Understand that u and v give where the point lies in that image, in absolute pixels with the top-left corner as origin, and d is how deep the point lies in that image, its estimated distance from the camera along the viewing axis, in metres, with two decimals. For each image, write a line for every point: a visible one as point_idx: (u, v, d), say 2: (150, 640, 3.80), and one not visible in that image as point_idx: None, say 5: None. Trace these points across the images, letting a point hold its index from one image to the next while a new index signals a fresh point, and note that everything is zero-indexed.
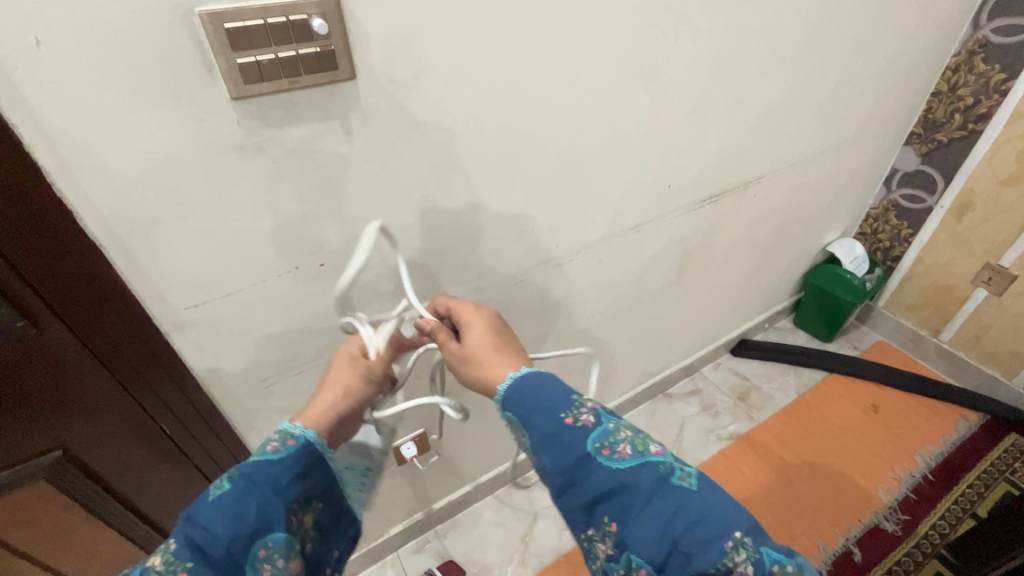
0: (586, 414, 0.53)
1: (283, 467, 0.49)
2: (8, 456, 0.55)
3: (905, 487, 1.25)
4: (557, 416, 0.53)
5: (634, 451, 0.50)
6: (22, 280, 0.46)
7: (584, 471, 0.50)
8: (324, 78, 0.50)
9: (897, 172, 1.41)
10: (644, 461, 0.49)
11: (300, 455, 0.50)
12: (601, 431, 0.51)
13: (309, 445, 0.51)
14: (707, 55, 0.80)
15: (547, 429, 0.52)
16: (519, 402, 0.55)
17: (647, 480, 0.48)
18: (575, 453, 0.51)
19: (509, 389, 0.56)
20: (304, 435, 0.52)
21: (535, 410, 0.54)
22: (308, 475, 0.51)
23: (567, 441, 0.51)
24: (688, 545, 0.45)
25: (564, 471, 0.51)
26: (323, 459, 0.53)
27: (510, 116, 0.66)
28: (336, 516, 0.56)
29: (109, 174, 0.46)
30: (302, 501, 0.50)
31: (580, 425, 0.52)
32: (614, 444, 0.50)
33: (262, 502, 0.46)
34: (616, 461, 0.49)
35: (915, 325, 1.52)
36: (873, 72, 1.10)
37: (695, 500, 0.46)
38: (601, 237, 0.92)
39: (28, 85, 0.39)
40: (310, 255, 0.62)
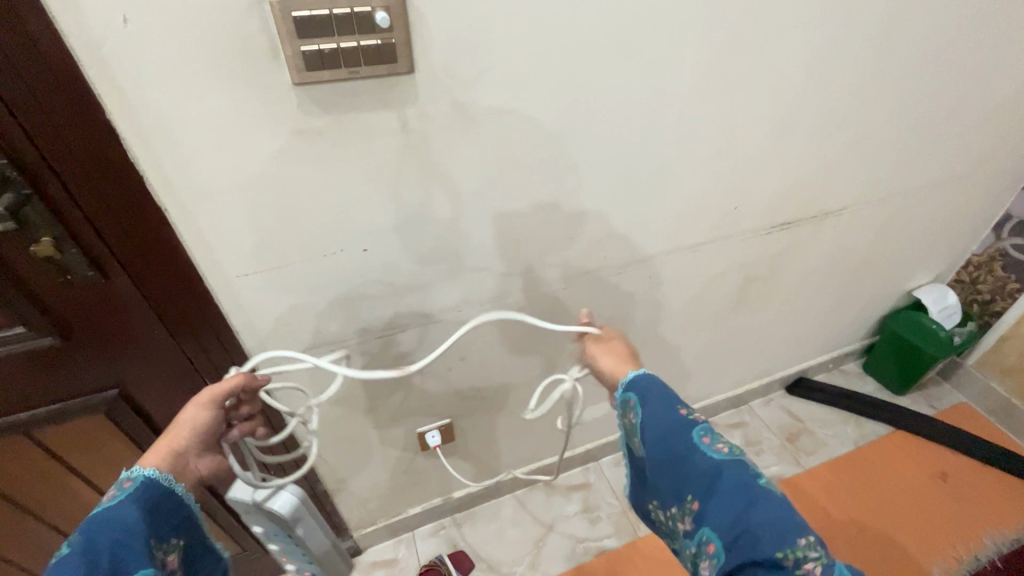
0: (698, 414, 0.58)
1: (128, 506, 0.48)
2: (74, 387, 0.61)
3: (966, 569, 1.12)
4: (673, 404, 0.58)
5: (730, 450, 0.54)
6: (96, 233, 0.51)
7: (682, 452, 0.55)
8: (383, 70, 0.50)
9: (1010, 219, 1.24)
10: (737, 461, 0.53)
11: (143, 492, 0.50)
12: (706, 427, 0.56)
13: (151, 481, 0.52)
14: (792, 72, 0.74)
15: (660, 413, 0.57)
16: (644, 386, 0.60)
17: (736, 472, 0.52)
18: (680, 438, 0.56)
19: (636, 377, 0.61)
20: (141, 474, 0.52)
21: (652, 394, 0.59)
22: (157, 511, 0.51)
23: (673, 426, 0.56)
24: (757, 530, 0.48)
25: (660, 449, 0.56)
26: (170, 495, 0.53)
27: (570, 122, 0.64)
28: (194, 552, 0.55)
29: (179, 145, 0.49)
30: (160, 538, 0.50)
31: (691, 418, 0.57)
32: (714, 440, 0.55)
33: (114, 541, 0.45)
34: (712, 453, 0.54)
35: (1008, 392, 1.35)
36: (993, 104, 0.98)
37: (777, 498, 0.50)
38: (655, 254, 0.88)
39: (114, 56, 0.43)
40: (357, 239, 0.64)
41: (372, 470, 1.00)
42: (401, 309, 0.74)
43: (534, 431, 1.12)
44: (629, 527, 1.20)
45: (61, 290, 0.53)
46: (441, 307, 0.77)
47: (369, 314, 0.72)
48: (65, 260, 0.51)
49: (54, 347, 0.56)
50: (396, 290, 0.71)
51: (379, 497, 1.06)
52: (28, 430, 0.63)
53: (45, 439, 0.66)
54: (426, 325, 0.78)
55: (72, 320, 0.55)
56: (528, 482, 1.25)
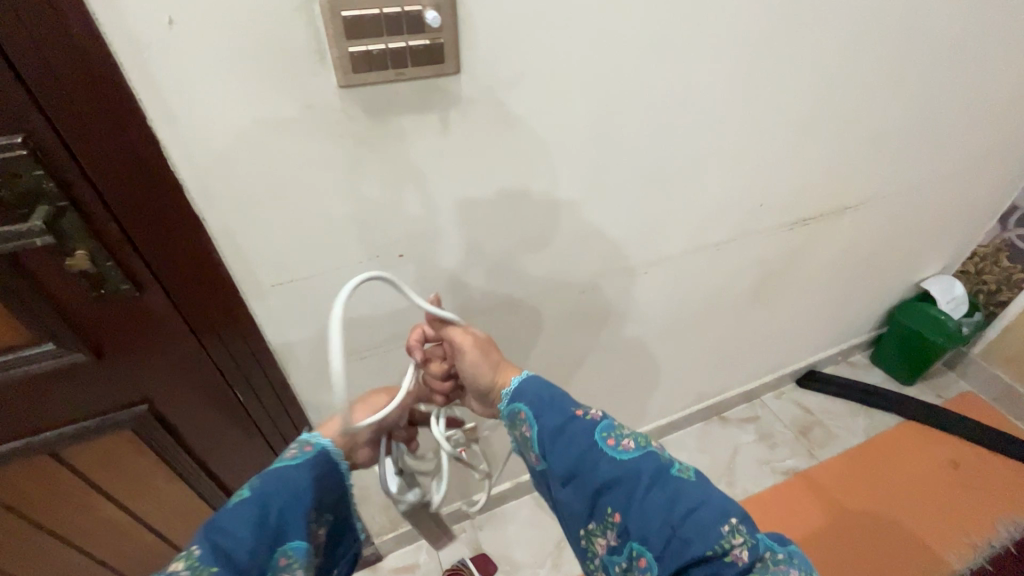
0: (594, 409, 0.52)
1: (300, 473, 0.47)
2: (101, 403, 0.59)
3: (982, 555, 1.14)
4: (567, 408, 0.52)
5: (637, 443, 0.49)
6: (132, 245, 0.49)
7: (590, 461, 0.49)
8: (429, 71, 0.49)
9: (1017, 209, 1.26)
10: (647, 453, 0.49)
11: (315, 463, 0.48)
12: (607, 423, 0.51)
13: (327, 454, 0.50)
14: (821, 68, 0.73)
15: (556, 422, 0.51)
16: (532, 396, 0.54)
17: (649, 470, 0.47)
18: (581, 445, 0.50)
19: (522, 384, 0.55)
20: (321, 443, 0.50)
21: (546, 403, 0.53)
22: (323, 483, 0.49)
23: (574, 433, 0.50)
24: (686, 531, 0.44)
25: (568, 463, 0.50)
26: (338, 470, 0.51)
27: (607, 121, 0.63)
28: (337, 526, 0.53)
29: (219, 150, 0.47)
30: (319, 511, 0.48)
31: (589, 417, 0.51)
32: (619, 436, 0.50)
33: (281, 509, 0.44)
34: (620, 453, 0.48)
35: (1013, 380, 1.37)
36: (1007, 97, 0.98)
37: (695, 489, 0.46)
38: (680, 252, 0.87)
39: (158, 62, 0.41)
40: (391, 244, 0.62)
41: None
42: None
43: None
44: None
45: (93, 304, 0.50)
46: (471, 310, 0.75)
47: (400, 320, 0.71)
48: (100, 274, 0.48)
49: (83, 364, 0.54)
50: (426, 295, 0.70)
51: None
52: (54, 450, 0.60)
53: (70, 457, 0.63)
54: None
55: (103, 335, 0.53)
56: None
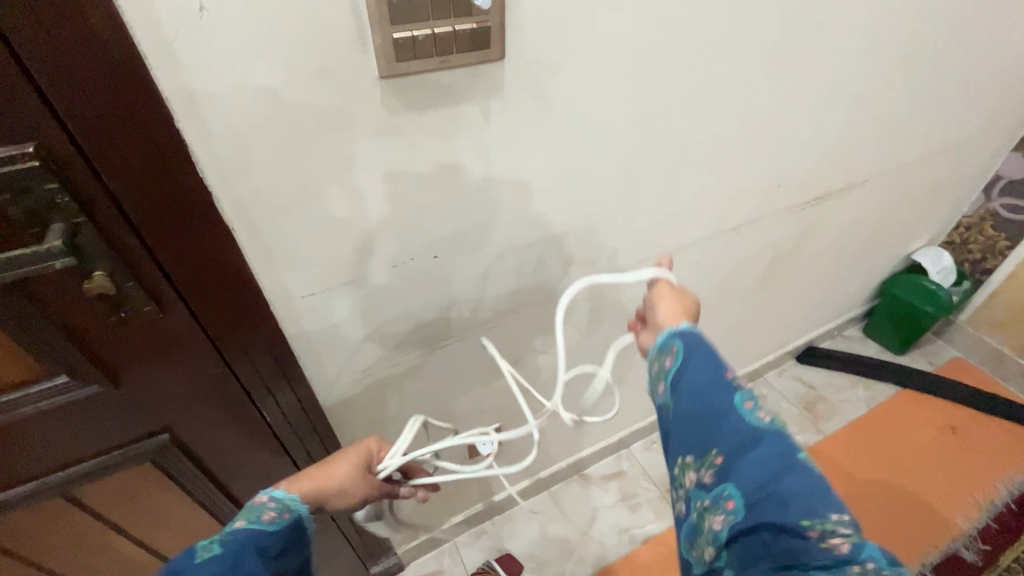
0: (749, 376, 0.45)
1: (274, 537, 0.46)
2: (118, 435, 0.54)
3: (986, 515, 1.19)
4: (717, 361, 0.45)
5: (775, 420, 0.42)
6: (154, 261, 0.44)
7: (718, 407, 0.43)
8: (475, 58, 0.45)
9: (1000, 180, 1.30)
10: (787, 433, 0.41)
11: (290, 530, 0.48)
12: (752, 389, 0.44)
13: (297, 519, 0.49)
14: (844, 45, 0.72)
15: (701, 370, 0.45)
16: (688, 339, 0.47)
17: (780, 440, 0.40)
18: (715, 395, 0.44)
19: (691, 326, 0.48)
20: (298, 509, 0.49)
21: (704, 350, 0.46)
22: (292, 551, 0.48)
23: (714, 379, 0.44)
24: (789, 496, 0.37)
25: (693, 397, 0.44)
26: (303, 535, 0.50)
27: (644, 106, 0.60)
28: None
29: (250, 153, 0.43)
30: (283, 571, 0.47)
31: (737, 383, 0.44)
32: (759, 404, 0.43)
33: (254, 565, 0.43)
34: (758, 416, 0.42)
35: (999, 344, 1.43)
36: (1003, 69, 1.00)
37: (823, 478, 0.38)
38: (701, 238, 0.86)
39: (187, 52, 0.36)
40: (425, 246, 0.58)
41: None
42: (461, 316, 0.69)
43: (574, 425, 1.09)
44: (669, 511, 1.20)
45: (111, 330, 0.45)
46: (501, 310, 0.72)
47: (430, 324, 0.67)
48: (120, 296, 0.44)
49: (100, 396, 0.49)
50: (457, 297, 0.66)
51: (422, 510, 1.02)
52: (65, 488, 0.55)
53: (82, 494, 0.58)
54: (485, 329, 0.74)
55: (122, 363, 0.48)
56: (563, 476, 1.23)
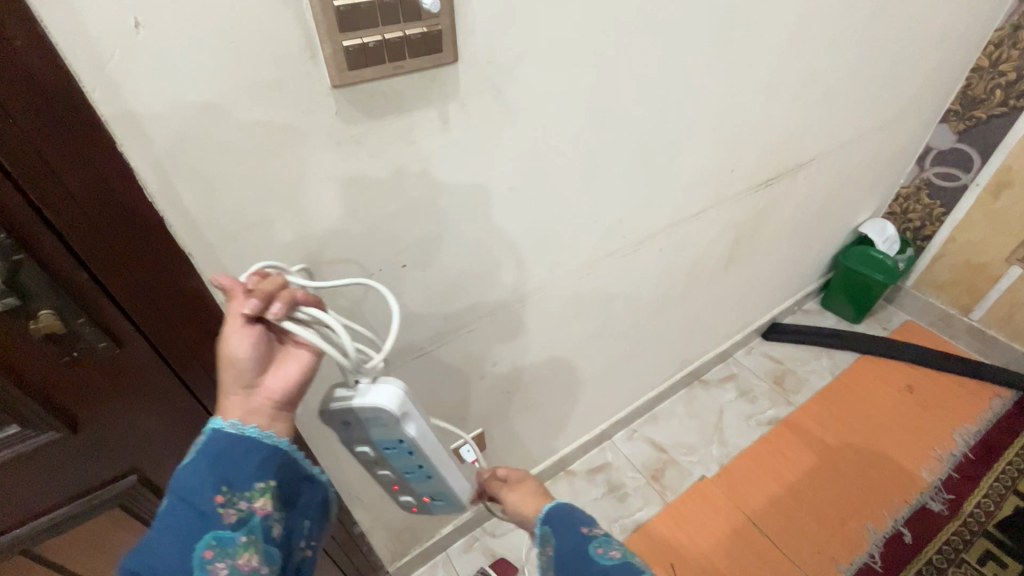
0: (598, 527, 0.50)
1: (197, 466, 0.40)
2: (82, 482, 0.51)
3: (947, 466, 1.26)
4: (569, 522, 0.51)
5: (623, 555, 0.46)
6: (107, 295, 0.41)
7: (579, 567, 0.47)
8: (428, 62, 0.45)
9: (931, 151, 1.38)
10: (634, 562, 0.45)
11: (212, 448, 0.41)
12: (604, 537, 0.49)
13: (219, 431, 0.41)
14: (783, 30, 0.75)
15: (560, 535, 0.50)
16: (547, 515, 0.53)
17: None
18: (574, 551, 0.48)
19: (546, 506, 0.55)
20: (211, 424, 0.42)
21: (557, 517, 0.52)
22: (232, 462, 0.41)
23: (571, 541, 0.49)
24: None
25: (565, 569, 0.48)
26: (245, 438, 0.42)
27: (600, 101, 0.61)
28: (299, 481, 0.47)
29: (201, 173, 0.41)
30: (244, 487, 0.41)
31: (587, 531, 0.50)
32: (609, 546, 0.47)
33: (185, 509, 0.38)
34: (604, 559, 0.46)
35: (945, 304, 1.52)
36: (926, 47, 1.06)
37: None
38: (664, 226, 0.88)
39: (127, 75, 0.34)
40: (394, 256, 0.57)
41: None
42: (437, 323, 0.68)
43: (557, 421, 1.10)
44: (656, 496, 1.23)
45: (65, 370, 0.43)
46: (478, 313, 0.72)
47: (407, 334, 0.66)
48: (71, 333, 0.42)
49: (60, 443, 0.47)
50: (431, 305, 0.65)
51: (412, 524, 1.00)
52: (28, 544, 0.52)
53: (44, 547, 0.55)
54: (463, 334, 0.73)
55: (80, 405, 0.46)
56: (549, 474, 1.24)
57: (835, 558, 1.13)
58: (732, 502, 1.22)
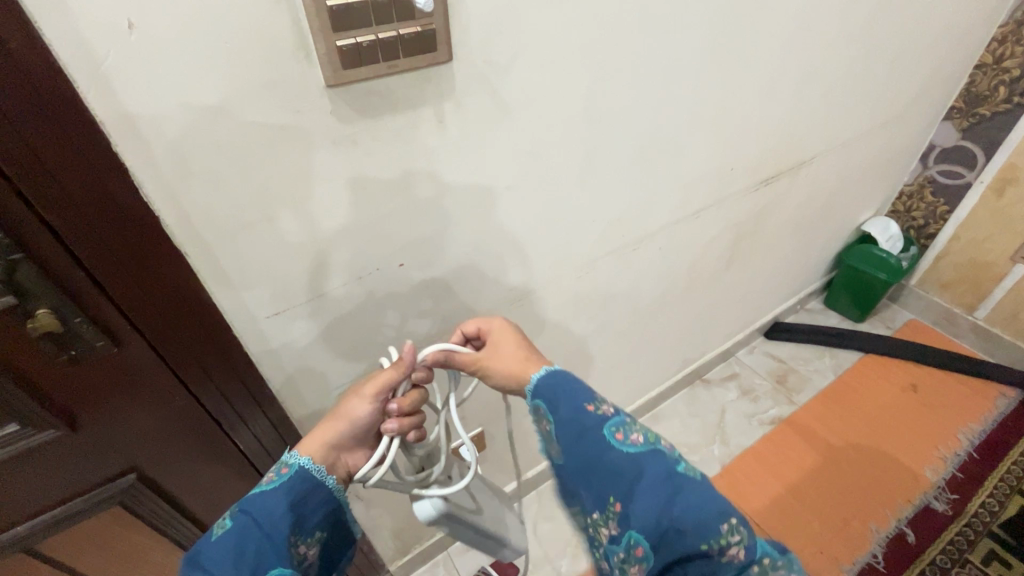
0: (608, 405, 0.49)
1: (277, 499, 0.45)
2: (81, 480, 0.51)
3: (951, 466, 1.25)
4: (579, 403, 0.49)
5: (647, 439, 0.47)
6: (104, 293, 0.42)
7: (596, 454, 0.46)
8: (423, 61, 0.45)
9: (935, 148, 1.37)
10: (655, 451, 0.46)
11: (294, 486, 0.46)
12: (619, 418, 0.48)
13: (304, 474, 0.46)
14: (782, 28, 0.74)
15: (570, 415, 0.48)
16: (548, 390, 0.50)
17: (657, 467, 0.44)
18: (591, 440, 0.47)
19: (542, 378, 0.51)
20: (297, 462, 0.47)
21: (563, 397, 0.49)
22: (306, 504, 0.46)
23: (586, 426, 0.48)
24: (686, 521, 0.42)
25: (579, 454, 0.47)
26: (323, 486, 0.47)
27: (597, 100, 0.61)
28: (342, 536, 0.51)
29: (196, 173, 0.41)
30: (305, 532, 0.46)
31: (601, 412, 0.48)
32: (629, 431, 0.47)
33: (258, 540, 0.43)
34: (628, 447, 0.46)
35: (949, 303, 1.51)
36: (927, 45, 1.06)
37: (702, 488, 0.44)
38: (664, 225, 0.88)
39: (121, 74, 0.35)
40: (390, 255, 0.57)
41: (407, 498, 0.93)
42: (435, 322, 0.69)
43: None
44: None
45: (63, 369, 0.44)
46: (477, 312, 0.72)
47: (404, 334, 0.66)
48: (70, 332, 0.42)
49: (59, 441, 0.47)
50: (429, 304, 0.66)
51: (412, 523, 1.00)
52: (28, 541, 0.52)
53: (44, 543, 0.56)
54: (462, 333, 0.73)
55: (77, 403, 0.46)
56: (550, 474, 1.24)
57: (837, 558, 1.12)
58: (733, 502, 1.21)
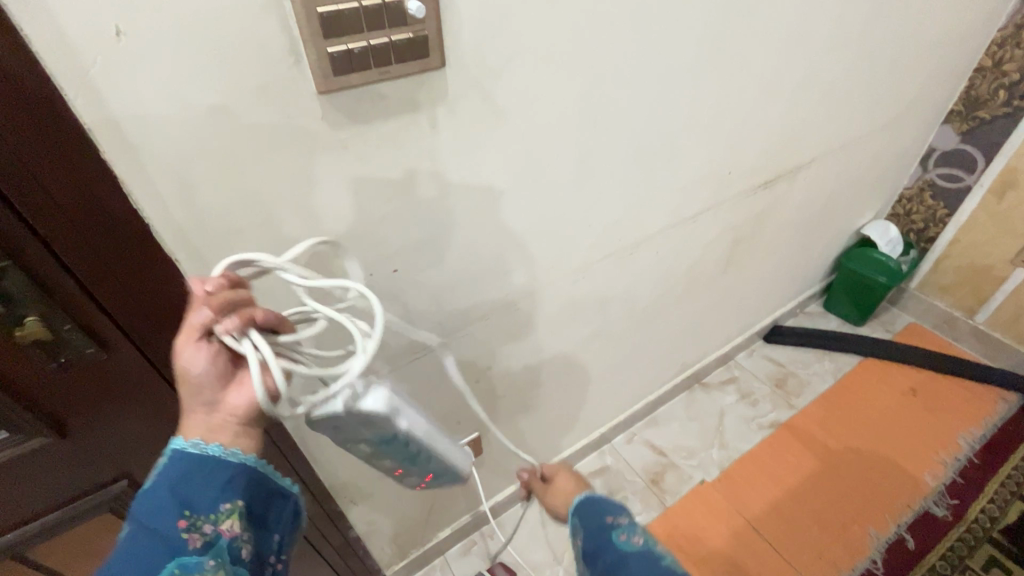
0: (625, 517, 0.58)
1: (157, 491, 0.37)
2: (71, 486, 0.51)
3: (951, 471, 1.24)
4: (601, 514, 0.59)
5: (645, 541, 0.55)
6: (92, 300, 0.41)
7: (600, 548, 0.56)
8: (415, 67, 0.45)
9: (934, 151, 1.37)
10: (659, 554, 0.54)
11: (173, 471, 0.38)
12: (630, 526, 0.57)
13: (178, 454, 0.39)
14: (779, 32, 0.74)
15: (592, 520, 0.59)
16: (581, 506, 0.62)
17: (649, 562, 0.52)
18: (602, 539, 0.56)
19: (581, 500, 0.62)
20: (169, 446, 0.39)
21: (590, 509, 0.61)
22: (197, 482, 0.38)
23: (600, 530, 0.57)
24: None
25: (591, 551, 0.56)
26: (206, 458, 0.39)
27: (592, 104, 0.61)
28: (267, 498, 0.43)
29: (185, 179, 0.41)
30: (207, 507, 0.38)
31: (615, 521, 0.58)
32: (634, 535, 0.56)
33: (146, 542, 0.36)
34: (627, 544, 0.55)
35: (949, 307, 1.50)
36: (926, 48, 1.05)
37: None
38: (661, 229, 0.87)
39: (108, 81, 0.34)
40: (384, 260, 0.57)
41: (404, 503, 0.93)
42: (430, 327, 0.68)
43: (554, 424, 1.09)
44: (655, 500, 1.22)
45: (52, 376, 0.43)
46: (472, 316, 0.72)
47: (399, 339, 0.66)
48: (59, 339, 0.42)
49: (49, 447, 0.47)
50: (424, 309, 0.65)
51: (409, 528, 0.99)
52: (18, 548, 0.52)
53: (36, 550, 0.55)
54: (458, 338, 0.73)
55: (67, 409, 0.46)
56: None
57: (837, 564, 1.12)
58: (732, 506, 1.21)
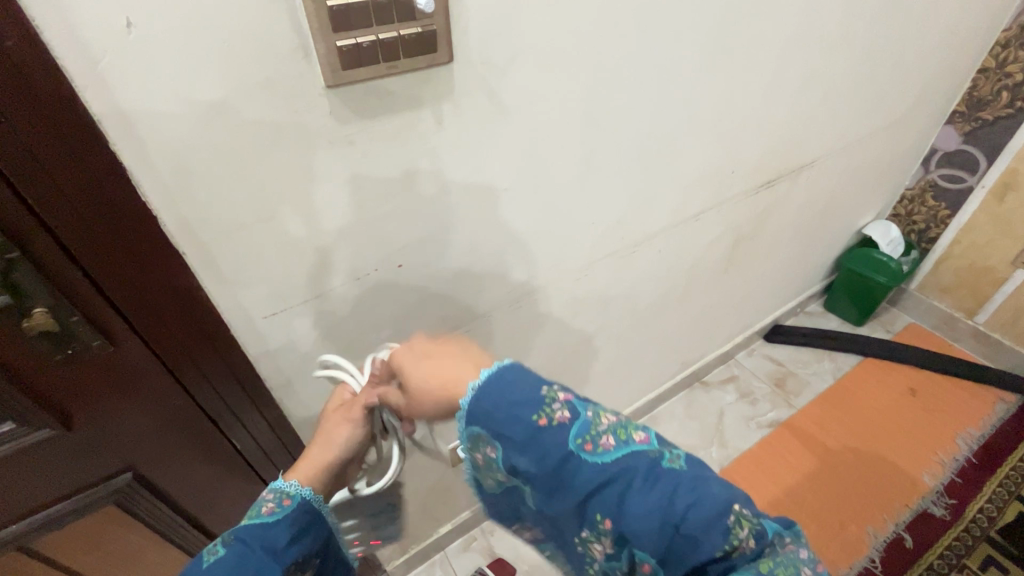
0: (561, 410, 0.44)
1: (280, 528, 0.45)
2: (76, 477, 0.51)
3: (950, 471, 1.25)
4: (529, 420, 0.44)
5: (618, 441, 0.43)
6: (100, 292, 0.42)
7: (568, 473, 0.43)
8: (423, 62, 0.45)
9: (936, 152, 1.37)
10: (632, 452, 0.42)
11: (297, 517, 0.47)
12: (581, 424, 0.44)
13: (306, 503, 0.48)
14: (783, 30, 0.74)
15: (522, 435, 0.44)
16: (488, 411, 0.45)
17: (635, 471, 0.41)
18: (557, 458, 0.44)
19: (476, 399, 0.46)
20: (299, 493, 0.48)
21: (507, 415, 0.45)
22: (307, 533, 0.47)
23: (545, 445, 0.44)
24: (692, 528, 0.39)
25: (550, 478, 0.44)
26: (320, 515, 0.49)
27: (597, 101, 0.61)
28: (327, 563, 0.52)
29: (193, 173, 0.41)
30: (304, 559, 0.47)
31: (557, 424, 0.44)
32: (596, 436, 0.43)
33: (261, 564, 0.42)
34: (601, 456, 0.43)
35: (949, 308, 1.50)
36: (930, 48, 1.05)
37: (691, 483, 0.40)
38: (663, 227, 0.87)
39: (118, 74, 0.34)
40: (388, 256, 0.57)
41: (405, 498, 0.93)
42: (433, 323, 0.68)
43: None
44: None
45: (59, 368, 0.43)
46: (475, 313, 0.72)
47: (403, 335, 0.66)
48: (66, 332, 0.42)
49: (55, 439, 0.47)
50: (427, 305, 0.65)
51: (409, 523, 1.00)
52: (22, 539, 0.52)
53: (39, 542, 0.55)
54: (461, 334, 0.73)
55: (74, 401, 0.46)
56: None
57: (835, 562, 1.12)
58: None
